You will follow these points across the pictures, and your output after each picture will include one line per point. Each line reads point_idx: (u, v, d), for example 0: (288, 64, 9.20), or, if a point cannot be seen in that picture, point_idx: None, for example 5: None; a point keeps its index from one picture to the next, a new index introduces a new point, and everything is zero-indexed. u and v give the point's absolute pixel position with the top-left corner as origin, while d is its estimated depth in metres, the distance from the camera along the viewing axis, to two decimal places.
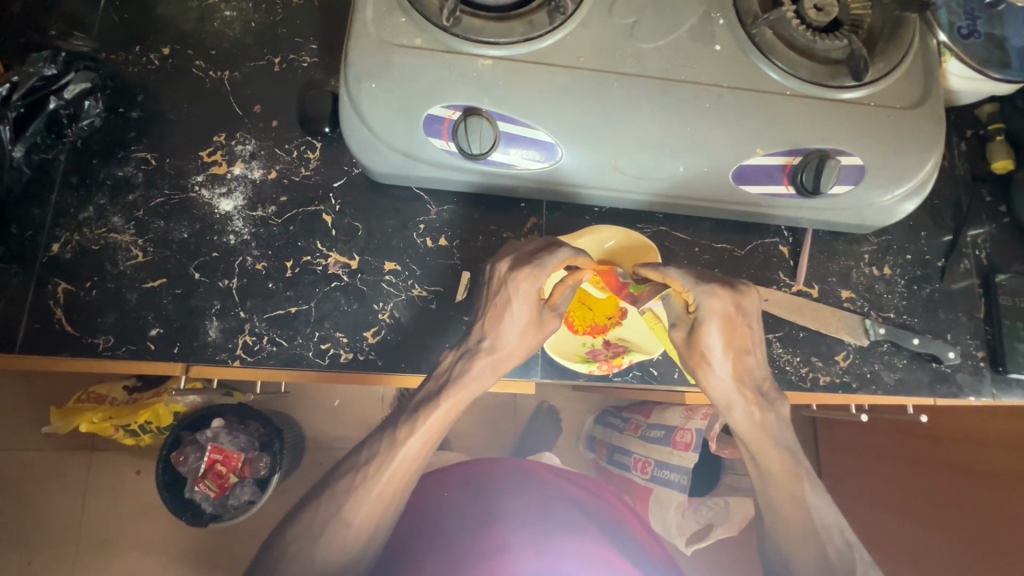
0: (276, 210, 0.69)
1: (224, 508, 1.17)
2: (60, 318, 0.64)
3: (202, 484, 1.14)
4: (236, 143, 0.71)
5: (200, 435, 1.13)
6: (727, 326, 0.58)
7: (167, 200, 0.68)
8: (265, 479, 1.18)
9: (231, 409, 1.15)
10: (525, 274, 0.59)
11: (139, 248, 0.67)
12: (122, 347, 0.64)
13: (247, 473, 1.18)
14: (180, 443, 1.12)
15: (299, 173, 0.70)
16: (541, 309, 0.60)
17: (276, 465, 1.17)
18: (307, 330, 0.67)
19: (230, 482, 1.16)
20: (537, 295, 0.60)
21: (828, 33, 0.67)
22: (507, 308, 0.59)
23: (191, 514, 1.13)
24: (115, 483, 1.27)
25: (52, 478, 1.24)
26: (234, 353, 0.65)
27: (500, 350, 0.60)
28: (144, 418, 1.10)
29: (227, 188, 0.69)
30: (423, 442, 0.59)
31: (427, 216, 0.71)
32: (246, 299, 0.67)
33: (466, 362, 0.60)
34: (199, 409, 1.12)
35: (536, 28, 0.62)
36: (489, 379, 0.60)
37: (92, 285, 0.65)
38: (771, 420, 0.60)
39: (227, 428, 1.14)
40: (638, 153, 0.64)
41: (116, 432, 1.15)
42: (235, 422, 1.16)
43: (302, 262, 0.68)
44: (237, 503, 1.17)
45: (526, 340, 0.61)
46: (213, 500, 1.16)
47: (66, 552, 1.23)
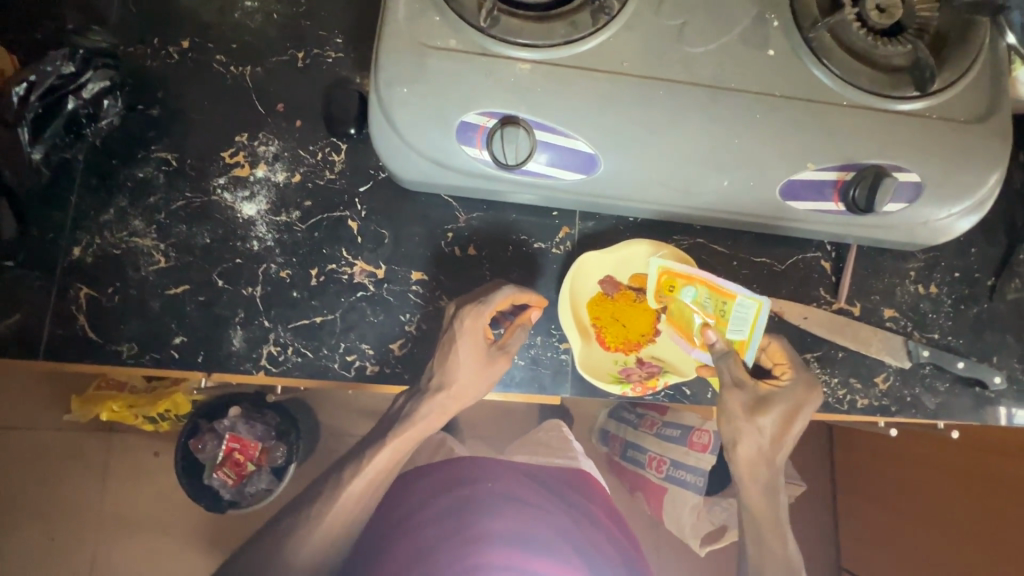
0: (300, 214, 0.67)
1: (243, 496, 1.18)
2: (82, 324, 0.63)
3: (220, 471, 1.16)
4: (259, 144, 0.68)
5: (218, 424, 1.17)
6: (789, 411, 0.59)
7: (188, 203, 0.66)
8: (282, 468, 1.20)
9: (246, 399, 1.19)
10: (468, 312, 0.60)
11: (161, 253, 0.65)
12: (146, 354, 0.63)
13: (264, 461, 1.20)
14: (199, 431, 1.16)
15: (324, 176, 0.68)
16: (488, 351, 0.61)
17: (292, 454, 1.19)
18: (331, 341, 0.65)
19: (247, 470, 1.18)
20: (483, 335, 0.60)
21: (890, 37, 0.62)
22: (454, 349, 0.60)
23: (210, 500, 1.16)
24: (135, 466, 1.29)
25: (73, 462, 1.26)
26: (258, 363, 0.64)
27: (448, 388, 0.60)
28: (164, 403, 1.14)
29: (250, 191, 0.67)
30: (367, 484, 0.60)
31: (455, 223, 0.68)
32: (269, 309, 0.65)
33: (416, 401, 0.61)
34: (222, 394, 1.18)
35: (579, 30, 0.59)
36: (440, 420, 0.61)
37: (114, 290, 0.64)
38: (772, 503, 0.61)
39: (243, 417, 1.18)
40: (681, 166, 0.61)
41: (133, 420, 1.18)
42: (251, 412, 1.19)
43: (326, 270, 0.66)
44: (254, 490, 1.18)
45: (474, 380, 0.61)
46: (230, 487, 1.18)
47: (87, 533, 1.26)
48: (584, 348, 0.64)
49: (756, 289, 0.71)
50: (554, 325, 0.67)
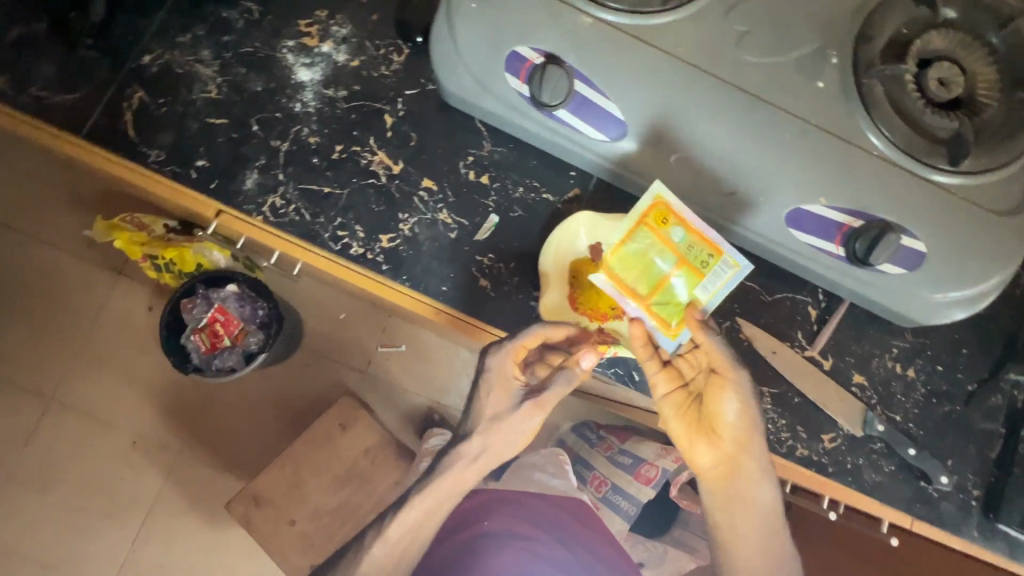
0: (346, 95, 0.72)
1: (208, 365, 1.26)
2: (126, 121, 0.69)
3: (197, 335, 1.23)
4: (333, 23, 0.73)
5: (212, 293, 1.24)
6: (740, 398, 0.60)
7: (254, 52, 0.72)
8: (252, 354, 1.27)
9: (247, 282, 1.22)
10: (493, 350, 0.66)
11: (214, 85, 0.71)
12: (168, 165, 0.69)
13: (239, 342, 1.27)
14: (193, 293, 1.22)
15: (378, 70, 0.72)
16: (522, 394, 0.67)
17: (265, 346, 1.25)
18: (330, 213, 0.69)
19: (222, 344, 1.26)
20: (511, 374, 0.66)
21: (944, 110, 0.63)
22: (487, 393, 0.67)
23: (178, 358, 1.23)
24: (127, 313, 1.40)
25: (81, 291, 1.39)
26: (261, 208, 0.69)
27: (482, 435, 0.67)
28: (172, 254, 1.23)
29: (311, 60, 0.72)
30: (410, 528, 0.69)
31: (479, 151, 0.72)
32: (287, 165, 0.69)
33: (456, 449, 0.69)
34: (221, 266, 1.24)
35: (647, 4, 0.61)
36: (478, 469, 0.68)
37: (163, 101, 0.70)
38: (756, 498, 0.62)
39: (237, 296, 1.23)
40: (700, 159, 0.63)
41: (144, 262, 1.28)
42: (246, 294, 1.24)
43: (350, 150, 0.71)
44: (221, 364, 1.25)
45: (509, 431, 0.67)
46: (201, 355, 1.26)
47: (70, 356, 1.40)
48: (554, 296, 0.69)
49: (735, 310, 0.71)
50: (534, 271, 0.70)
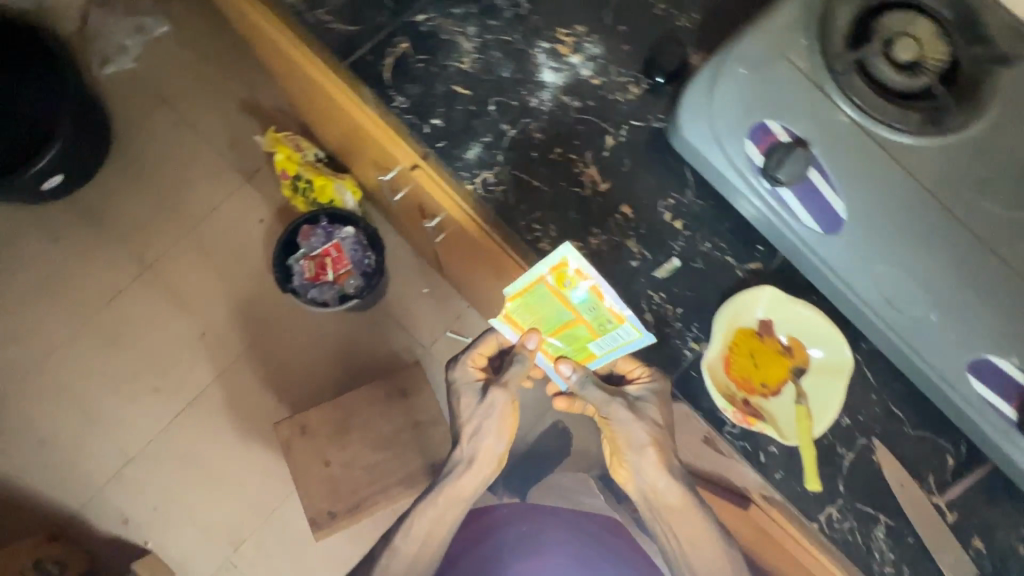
0: (579, 107, 0.76)
1: (305, 292, 1.40)
2: (386, 65, 0.76)
3: (308, 262, 1.41)
4: (587, 41, 0.78)
5: (332, 229, 1.44)
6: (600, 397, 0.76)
7: (512, 41, 0.78)
8: (346, 294, 1.42)
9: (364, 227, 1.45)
10: (463, 359, 0.88)
11: (469, 58, 0.77)
12: (407, 114, 0.75)
13: (338, 280, 1.43)
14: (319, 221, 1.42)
15: (613, 95, 0.77)
16: (485, 387, 0.87)
17: (361, 290, 1.42)
18: (532, 204, 0.73)
19: (324, 276, 1.42)
20: (477, 375, 0.88)
21: None
22: (458, 403, 0.88)
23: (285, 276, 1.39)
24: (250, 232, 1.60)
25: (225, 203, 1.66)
26: (473, 179, 0.73)
27: (469, 454, 0.88)
28: (316, 181, 1.43)
29: (558, 66, 0.77)
30: (428, 532, 0.91)
31: (681, 198, 0.74)
32: (509, 149, 0.74)
33: (456, 472, 0.89)
34: (349, 206, 1.45)
35: (905, 122, 0.64)
36: (473, 480, 0.90)
37: (422, 58, 0.76)
38: (671, 484, 0.78)
39: (354, 238, 1.44)
40: (906, 279, 0.63)
41: (286, 178, 1.47)
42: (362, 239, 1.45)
43: (566, 155, 0.75)
44: (317, 293, 1.40)
45: (492, 447, 0.88)
46: (302, 280, 1.41)
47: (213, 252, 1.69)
48: (716, 350, 0.68)
49: (875, 430, 0.70)
50: (696, 323, 0.72)
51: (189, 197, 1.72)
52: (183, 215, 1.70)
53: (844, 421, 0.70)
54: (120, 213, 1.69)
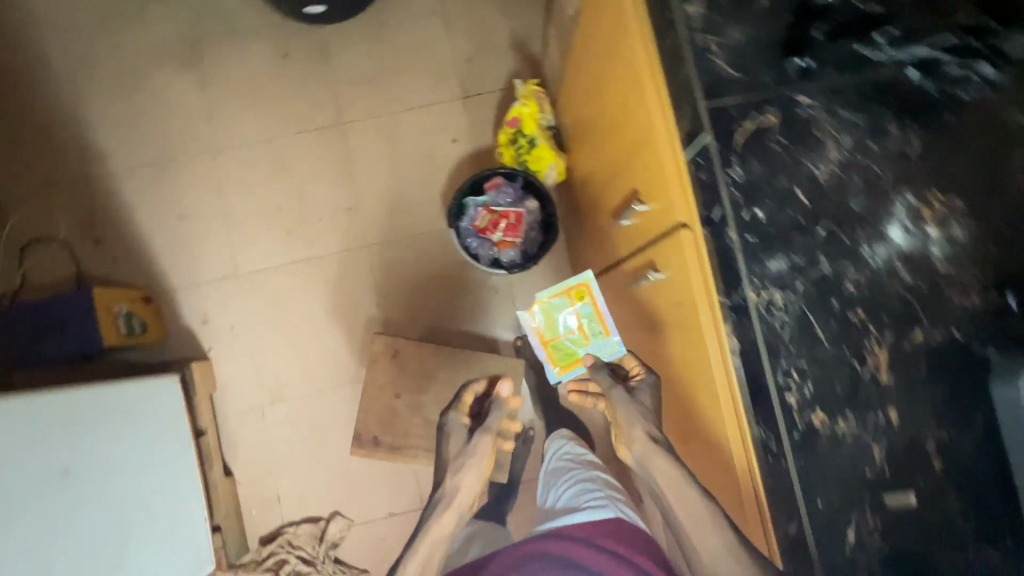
0: (907, 282, 0.66)
1: (466, 237, 1.42)
2: (742, 128, 0.68)
3: (484, 213, 1.40)
4: (960, 219, 0.67)
5: (521, 196, 1.41)
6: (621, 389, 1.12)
7: (878, 176, 0.68)
8: (497, 262, 1.41)
9: (551, 214, 1.42)
10: (455, 408, 1.27)
11: (826, 169, 0.68)
12: (733, 189, 0.67)
13: (498, 245, 1.41)
14: (515, 183, 1.41)
15: (952, 291, 0.66)
16: (468, 432, 1.25)
17: (513, 267, 1.40)
18: (802, 352, 0.65)
19: (490, 234, 1.41)
20: (463, 416, 1.26)
21: None
22: (445, 440, 1.24)
23: (458, 216, 1.41)
24: None
25: None
26: (758, 291, 0.66)
27: (454, 485, 1.15)
28: (534, 153, 1.39)
29: (912, 228, 0.67)
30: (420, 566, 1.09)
31: (959, 442, 0.64)
32: (812, 284, 0.66)
33: (444, 503, 1.14)
34: (547, 187, 1.43)
35: None
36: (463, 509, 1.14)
37: (782, 142, 0.68)
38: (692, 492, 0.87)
39: (534, 217, 1.41)
40: None
41: (510, 126, 1.41)
42: (540, 223, 1.42)
43: (866, 324, 0.66)
44: (474, 246, 1.41)
45: (472, 480, 1.16)
46: (469, 225, 1.42)
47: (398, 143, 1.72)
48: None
49: None
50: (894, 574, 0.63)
51: (408, 84, 1.73)
52: (394, 95, 1.73)
53: None
54: (346, 63, 1.73)
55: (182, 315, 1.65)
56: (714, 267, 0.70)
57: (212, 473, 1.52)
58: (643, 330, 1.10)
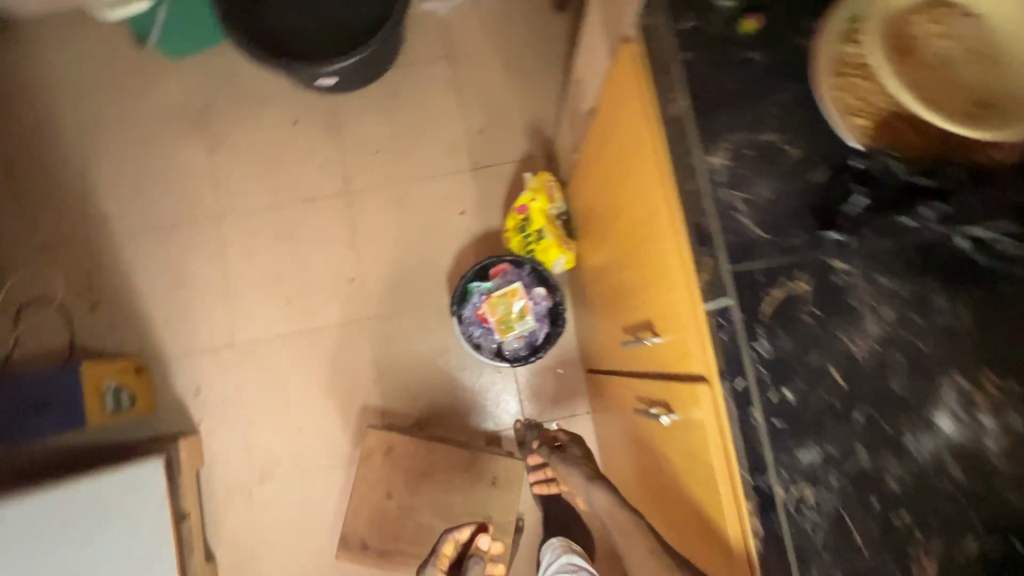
0: (957, 479, 0.59)
1: (470, 326, 1.35)
2: (770, 296, 0.61)
3: (487, 303, 1.34)
4: (1015, 406, 0.59)
5: (528, 284, 1.36)
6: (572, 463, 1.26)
7: (924, 355, 0.61)
8: (500, 353, 1.36)
9: (558, 305, 1.37)
10: None
11: (863, 345, 0.61)
12: (757, 364, 0.61)
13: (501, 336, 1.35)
14: (520, 271, 1.36)
15: (1008, 492, 0.58)
16: None
17: (516, 361, 1.34)
18: (833, 559, 0.58)
19: (492, 325, 1.35)
20: None
21: None
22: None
23: (461, 304, 1.34)
24: None
25: None
26: (784, 486, 0.59)
27: None
28: (539, 243, 1.33)
29: (964, 417, 0.59)
30: None
31: None
32: (847, 481, 0.58)
33: None
34: (553, 277, 1.36)
35: None
36: None
37: (816, 315, 0.61)
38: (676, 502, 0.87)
39: (541, 307, 1.36)
40: None
41: (517, 212, 1.37)
42: (547, 312, 1.37)
43: (909, 529, 0.58)
44: (477, 336, 1.35)
45: None
46: (472, 313, 1.35)
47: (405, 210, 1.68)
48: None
49: None
50: None
51: (417, 156, 1.70)
52: (403, 163, 1.70)
53: None
54: (357, 130, 1.71)
55: (173, 385, 1.58)
56: (735, 445, 0.61)
57: (191, 558, 1.43)
58: (654, 480, 0.96)
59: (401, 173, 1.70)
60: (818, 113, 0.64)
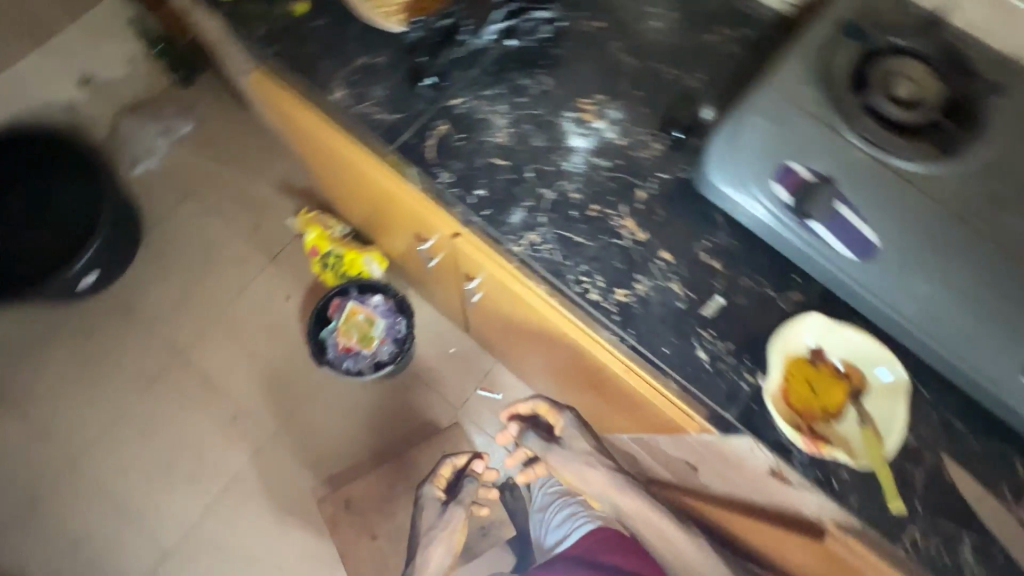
0: (609, 166, 0.83)
1: (340, 362, 1.44)
2: (429, 145, 0.83)
3: (340, 335, 1.44)
4: (607, 108, 0.86)
5: (362, 298, 1.47)
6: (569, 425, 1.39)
7: (540, 115, 0.85)
8: (380, 363, 1.45)
9: (395, 296, 1.49)
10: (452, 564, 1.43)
11: (503, 133, 0.84)
12: (451, 187, 0.81)
13: (370, 351, 1.45)
14: (347, 294, 1.47)
15: (639, 152, 0.84)
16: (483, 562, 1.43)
17: (396, 359, 1.44)
18: (578, 260, 0.78)
19: (357, 348, 1.45)
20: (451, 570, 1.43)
21: None
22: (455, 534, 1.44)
23: (321, 351, 1.43)
24: (272, 296, 1.59)
25: (236, 269, 1.61)
26: (520, 242, 0.79)
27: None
28: (344, 262, 1.50)
29: (587, 133, 0.85)
30: None
31: (716, 239, 0.79)
32: (550, 211, 0.80)
33: None
34: (379, 280, 1.49)
35: (915, 154, 0.69)
36: None
37: (464, 136, 0.84)
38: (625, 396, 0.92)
39: (384, 307, 1.47)
40: (945, 298, 0.67)
41: (315, 255, 1.54)
42: (392, 307, 1.48)
43: (603, 211, 0.80)
44: (351, 365, 1.44)
45: None
46: (335, 352, 1.45)
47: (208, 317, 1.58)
48: (777, 381, 0.71)
49: (941, 446, 0.70)
50: (750, 356, 0.74)
51: (217, 279, 1.61)
52: (181, 280, 1.60)
53: (907, 440, 0.70)
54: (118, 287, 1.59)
55: None
56: (489, 246, 0.83)
57: None
58: (522, 347, 1.12)
59: (184, 290, 1.60)
60: (381, 27, 0.88)
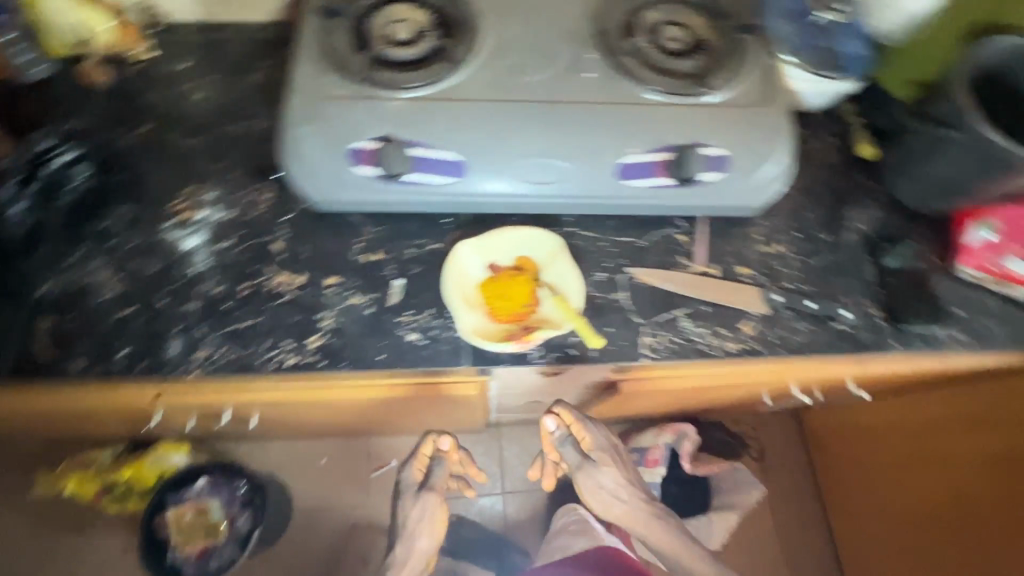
0: (234, 242, 0.81)
1: (205, 571, 1.25)
2: (43, 345, 0.74)
3: (186, 546, 1.26)
4: (200, 194, 0.83)
5: (180, 496, 1.28)
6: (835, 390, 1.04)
7: (139, 242, 0.80)
8: (246, 536, 1.28)
9: (215, 467, 1.30)
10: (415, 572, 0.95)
11: (112, 284, 0.77)
12: (92, 367, 0.73)
13: (228, 533, 1.28)
14: (163, 505, 1.27)
15: (253, 212, 0.82)
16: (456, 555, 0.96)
17: (258, 519, 1.29)
18: (257, 340, 0.75)
19: (211, 543, 1.27)
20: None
21: (668, 64, 0.79)
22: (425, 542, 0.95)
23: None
24: (102, 566, 1.34)
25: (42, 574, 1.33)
26: (193, 365, 0.74)
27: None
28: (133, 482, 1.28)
29: (193, 228, 0.81)
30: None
31: (364, 235, 0.82)
32: (204, 319, 0.76)
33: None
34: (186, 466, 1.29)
35: (436, 74, 0.76)
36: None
37: (74, 313, 0.76)
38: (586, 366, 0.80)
39: (210, 484, 1.29)
40: (534, 161, 0.76)
41: (103, 497, 1.30)
42: (218, 479, 1.30)
43: (253, 284, 0.78)
44: (218, 562, 1.26)
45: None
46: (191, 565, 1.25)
47: None
48: (470, 318, 0.73)
49: (623, 263, 0.82)
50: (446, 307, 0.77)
51: None
52: None
53: (598, 277, 0.80)
54: None
55: None
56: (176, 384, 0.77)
57: None
58: (339, 415, 1.10)
59: None
60: None
